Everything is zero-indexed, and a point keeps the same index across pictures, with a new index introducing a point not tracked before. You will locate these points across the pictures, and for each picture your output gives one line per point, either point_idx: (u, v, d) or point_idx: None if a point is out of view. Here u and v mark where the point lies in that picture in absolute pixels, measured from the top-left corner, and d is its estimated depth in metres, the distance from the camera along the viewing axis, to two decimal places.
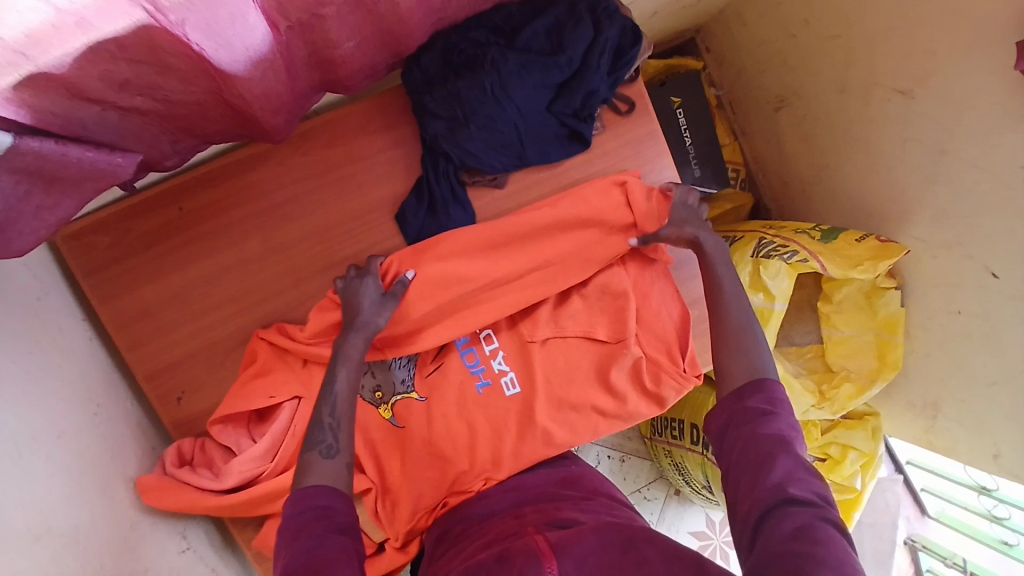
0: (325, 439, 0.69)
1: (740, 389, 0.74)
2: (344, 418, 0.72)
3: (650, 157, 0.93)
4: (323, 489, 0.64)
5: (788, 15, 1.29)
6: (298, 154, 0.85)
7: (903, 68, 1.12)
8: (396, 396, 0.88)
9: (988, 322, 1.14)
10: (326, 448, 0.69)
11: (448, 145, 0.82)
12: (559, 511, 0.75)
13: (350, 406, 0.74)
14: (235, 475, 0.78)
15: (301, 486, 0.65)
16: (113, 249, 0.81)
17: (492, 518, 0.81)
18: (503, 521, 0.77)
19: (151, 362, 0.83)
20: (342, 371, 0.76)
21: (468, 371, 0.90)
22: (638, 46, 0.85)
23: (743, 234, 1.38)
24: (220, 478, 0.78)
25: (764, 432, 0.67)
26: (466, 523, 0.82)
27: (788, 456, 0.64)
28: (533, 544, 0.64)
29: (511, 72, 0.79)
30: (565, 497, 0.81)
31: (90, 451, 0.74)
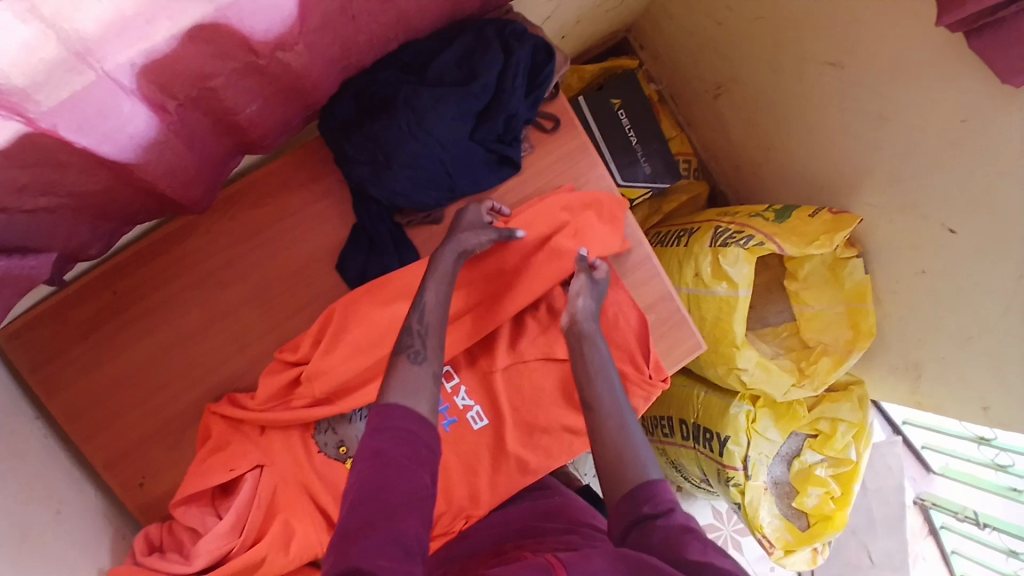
0: (412, 345, 0.69)
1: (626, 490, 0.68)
2: (431, 327, 0.71)
3: (583, 170, 0.93)
4: (405, 406, 0.61)
5: (710, 2, 1.30)
6: (226, 219, 0.84)
7: (828, 41, 1.12)
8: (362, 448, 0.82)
9: (953, 277, 1.14)
10: (414, 354, 0.68)
11: (375, 189, 0.82)
12: (537, 545, 0.74)
13: (438, 318, 0.73)
14: (203, 556, 0.75)
15: (382, 398, 0.63)
16: (54, 340, 0.81)
17: (473, 556, 0.80)
18: (484, 557, 0.76)
19: (109, 450, 0.82)
20: (432, 284, 0.76)
21: None
22: (551, 63, 0.85)
23: (700, 225, 1.38)
24: (187, 560, 0.75)
25: (663, 529, 0.62)
26: (448, 565, 0.81)
27: (696, 540, 0.61)
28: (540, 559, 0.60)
29: (427, 107, 0.78)
30: (546, 531, 0.79)
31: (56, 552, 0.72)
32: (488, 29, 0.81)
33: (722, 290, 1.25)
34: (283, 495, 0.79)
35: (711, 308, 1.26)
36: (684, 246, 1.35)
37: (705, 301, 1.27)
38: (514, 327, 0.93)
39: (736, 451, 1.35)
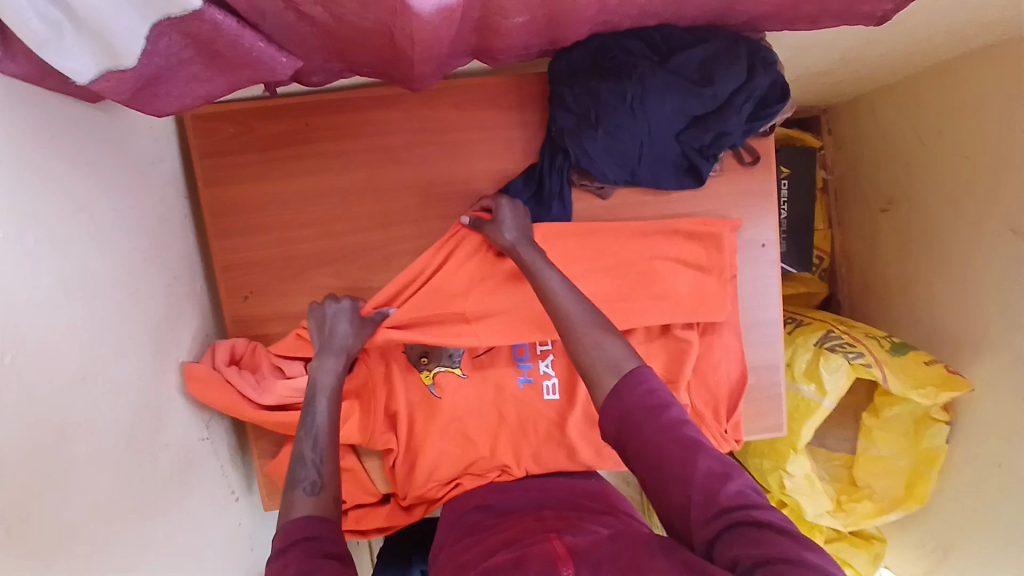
0: (308, 476, 0.69)
1: (615, 389, 0.69)
2: (326, 454, 0.72)
3: (756, 216, 0.93)
4: (312, 519, 0.64)
5: (926, 121, 1.24)
6: (427, 106, 0.86)
7: (1021, 210, 1.06)
8: (439, 366, 0.88)
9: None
10: (310, 484, 0.68)
11: (570, 142, 0.83)
12: (582, 522, 0.74)
13: (331, 437, 0.74)
14: (275, 395, 0.83)
15: (287, 518, 0.64)
16: (237, 141, 0.85)
17: (511, 515, 0.80)
18: (523, 521, 0.76)
19: (233, 256, 0.87)
20: (320, 404, 0.77)
21: (515, 364, 0.91)
22: (782, 104, 0.83)
23: (811, 320, 1.35)
24: (260, 391, 0.83)
25: (674, 436, 0.63)
26: (484, 514, 0.82)
27: (708, 456, 0.62)
28: (552, 546, 0.62)
29: (656, 90, 0.79)
30: (585, 506, 0.80)
31: (153, 319, 0.76)
32: (743, 44, 0.79)
33: (808, 391, 1.23)
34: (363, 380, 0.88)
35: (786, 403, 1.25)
36: (786, 333, 1.34)
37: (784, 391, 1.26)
38: None
39: None
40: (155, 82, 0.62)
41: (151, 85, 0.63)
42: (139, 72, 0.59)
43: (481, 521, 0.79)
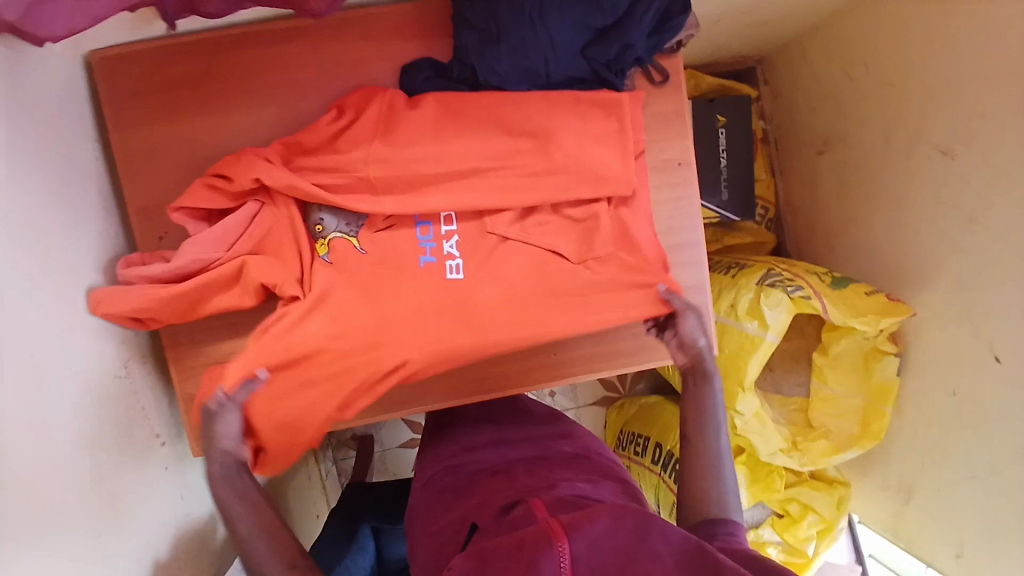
0: (253, 552, 0.72)
1: (710, 521, 0.72)
2: (243, 512, 0.74)
3: (673, 137, 0.93)
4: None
5: (850, 55, 1.26)
6: (336, 41, 0.87)
7: (948, 127, 1.08)
8: (334, 233, 0.87)
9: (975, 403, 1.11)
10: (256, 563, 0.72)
11: (475, 59, 0.83)
12: (549, 471, 0.78)
13: (256, 494, 0.76)
14: (187, 259, 0.83)
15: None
16: (145, 79, 0.85)
17: (480, 471, 0.83)
18: (494, 478, 0.79)
19: (149, 196, 0.87)
20: (216, 467, 0.77)
21: (418, 243, 0.88)
22: (685, 16, 0.84)
23: (754, 263, 1.35)
24: (167, 265, 0.83)
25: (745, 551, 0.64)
26: (458, 474, 0.85)
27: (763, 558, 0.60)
28: (544, 523, 0.58)
29: (554, 4, 0.80)
30: (554, 456, 0.84)
31: (57, 258, 0.75)
32: None
33: (751, 327, 1.23)
34: (274, 238, 0.86)
35: (732, 342, 1.25)
36: (731, 276, 1.33)
37: (730, 333, 1.26)
38: None
39: None
40: (42, 0, 0.63)
41: (41, 1, 0.63)
42: None
43: (457, 485, 0.83)
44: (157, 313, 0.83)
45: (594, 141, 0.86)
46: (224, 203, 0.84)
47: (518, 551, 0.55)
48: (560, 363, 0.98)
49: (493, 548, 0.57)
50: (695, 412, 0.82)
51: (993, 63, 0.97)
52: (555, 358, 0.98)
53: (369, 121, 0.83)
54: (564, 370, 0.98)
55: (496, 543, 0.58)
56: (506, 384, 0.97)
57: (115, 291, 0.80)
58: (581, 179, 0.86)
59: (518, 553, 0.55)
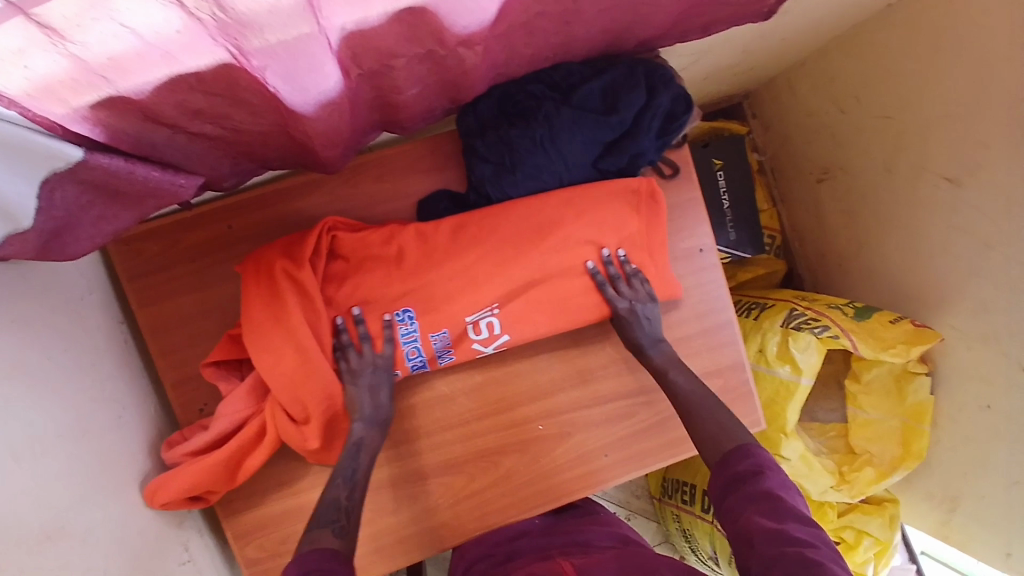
0: (336, 520, 0.72)
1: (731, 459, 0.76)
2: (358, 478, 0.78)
3: (690, 223, 0.94)
4: (323, 553, 0.66)
5: (839, 90, 1.28)
6: (347, 185, 0.86)
7: (953, 156, 1.09)
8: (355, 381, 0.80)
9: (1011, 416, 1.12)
10: (337, 528, 0.71)
11: (492, 190, 0.83)
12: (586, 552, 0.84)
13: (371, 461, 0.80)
14: (225, 421, 0.82)
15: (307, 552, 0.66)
16: (163, 254, 0.84)
17: (523, 556, 0.87)
18: (533, 558, 0.85)
19: (182, 370, 0.85)
20: (360, 458, 0.79)
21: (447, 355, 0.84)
22: (689, 114, 0.85)
23: (775, 301, 1.36)
24: (207, 432, 0.82)
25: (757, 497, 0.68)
26: (500, 558, 0.89)
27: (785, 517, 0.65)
28: (560, 566, 0.78)
29: (564, 127, 0.80)
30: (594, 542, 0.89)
31: (109, 460, 0.75)
32: (640, 66, 0.82)
33: (784, 373, 1.23)
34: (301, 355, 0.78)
35: (768, 389, 1.25)
36: (754, 319, 1.35)
37: (764, 379, 1.27)
38: (581, 355, 0.94)
39: None
40: (60, 233, 0.60)
41: (58, 235, 0.61)
42: (39, 228, 0.57)
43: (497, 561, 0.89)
44: (206, 485, 0.81)
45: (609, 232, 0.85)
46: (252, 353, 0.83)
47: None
48: (610, 467, 0.95)
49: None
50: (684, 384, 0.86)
51: (988, 94, 0.99)
52: (608, 463, 0.94)
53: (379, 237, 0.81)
54: (617, 473, 0.95)
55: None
56: (564, 496, 0.93)
57: (165, 477, 0.79)
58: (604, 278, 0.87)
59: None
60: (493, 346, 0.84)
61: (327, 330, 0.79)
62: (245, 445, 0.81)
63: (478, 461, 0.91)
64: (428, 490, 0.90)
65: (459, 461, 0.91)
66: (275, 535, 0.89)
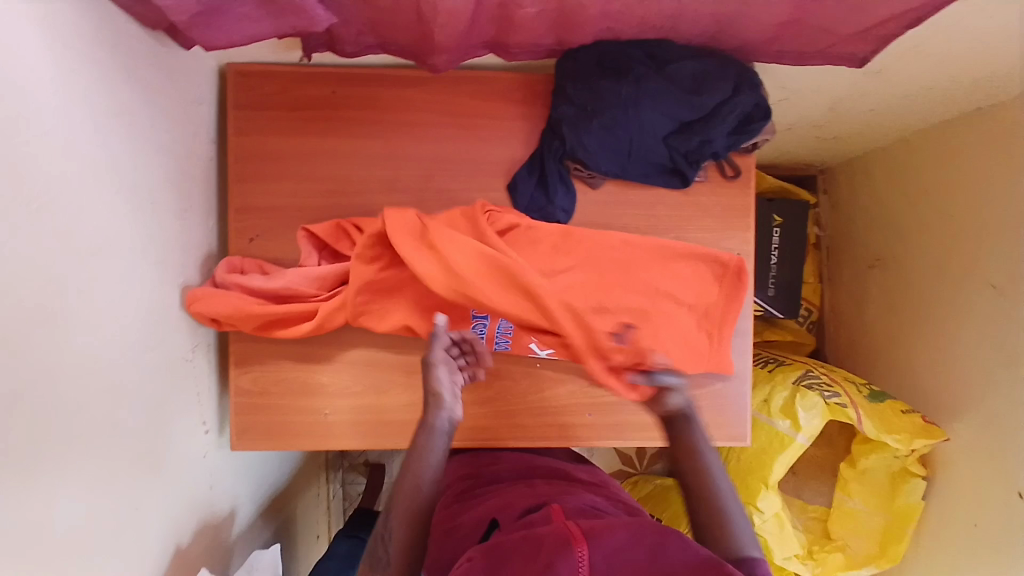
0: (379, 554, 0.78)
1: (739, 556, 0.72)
2: (399, 515, 0.78)
3: (737, 227, 0.98)
4: None
5: (911, 185, 1.32)
6: (444, 89, 0.95)
7: (1000, 265, 1.11)
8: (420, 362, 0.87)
9: (987, 537, 1.11)
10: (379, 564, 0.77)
11: (568, 130, 0.91)
12: (573, 489, 0.84)
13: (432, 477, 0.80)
14: (283, 282, 0.87)
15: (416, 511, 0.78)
16: (268, 97, 0.93)
17: (503, 482, 0.91)
18: (516, 487, 0.87)
19: (247, 199, 0.93)
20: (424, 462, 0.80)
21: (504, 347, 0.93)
22: (764, 123, 0.92)
23: (792, 362, 1.37)
24: (263, 280, 0.87)
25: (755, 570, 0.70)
26: (480, 482, 0.93)
27: None
28: (563, 527, 0.64)
29: (650, 92, 0.87)
30: (576, 479, 0.91)
31: (161, 238, 0.82)
32: (733, 66, 0.89)
33: (783, 426, 1.23)
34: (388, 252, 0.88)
35: (761, 437, 1.24)
36: (768, 371, 1.35)
37: (760, 427, 1.26)
38: None
39: None
40: (212, 14, 0.70)
41: (209, 17, 0.71)
42: None
43: (472, 491, 0.91)
44: (236, 321, 0.86)
45: (679, 258, 0.93)
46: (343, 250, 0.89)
47: (539, 555, 0.60)
48: (591, 427, 0.98)
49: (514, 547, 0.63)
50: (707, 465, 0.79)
51: None
52: (591, 423, 0.98)
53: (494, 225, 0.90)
54: (596, 436, 0.98)
55: (515, 542, 0.64)
56: (540, 438, 0.97)
57: (209, 293, 0.85)
58: (663, 273, 0.92)
59: (537, 556, 0.61)
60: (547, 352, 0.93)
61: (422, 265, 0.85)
62: (287, 315, 0.87)
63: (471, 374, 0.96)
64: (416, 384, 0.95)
65: None
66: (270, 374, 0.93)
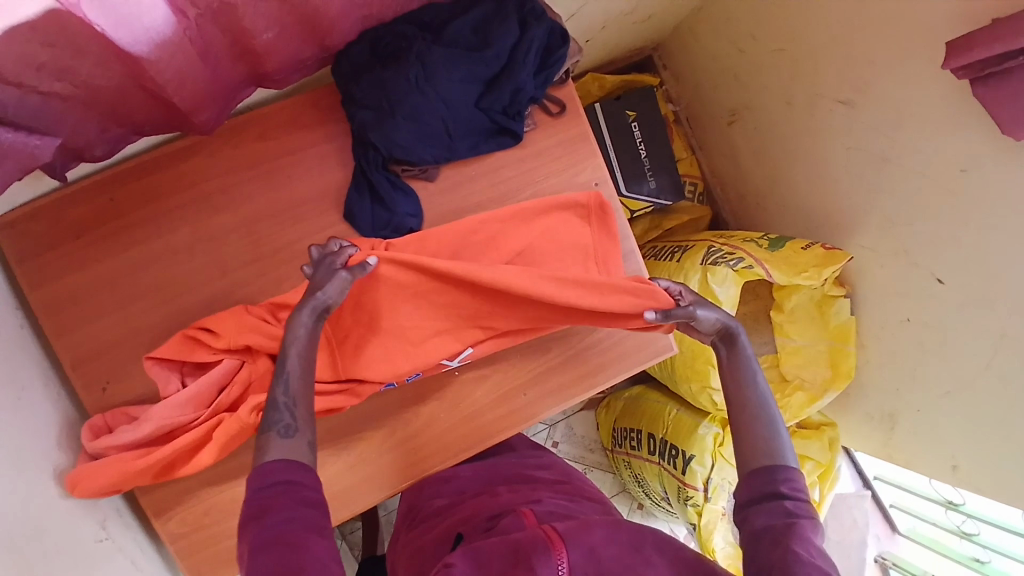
0: (282, 419, 0.68)
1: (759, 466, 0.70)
2: (299, 397, 0.70)
3: (584, 156, 0.96)
4: (292, 464, 0.63)
5: (735, 29, 1.31)
6: (230, 146, 0.86)
7: (841, 77, 1.13)
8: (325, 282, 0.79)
9: (918, 326, 1.16)
10: (283, 427, 0.67)
11: (375, 135, 0.84)
12: (533, 492, 0.85)
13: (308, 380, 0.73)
14: (157, 422, 0.80)
15: (260, 462, 0.63)
16: (48, 234, 0.83)
17: (462, 499, 0.89)
18: (478, 499, 0.86)
19: (79, 349, 0.84)
20: (292, 353, 0.73)
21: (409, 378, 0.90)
22: (565, 47, 0.88)
23: (695, 243, 1.39)
24: (136, 429, 0.80)
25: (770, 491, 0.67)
26: (435, 506, 0.91)
27: (779, 510, 0.65)
28: (540, 531, 0.65)
29: (437, 64, 0.81)
30: (540, 480, 0.91)
31: (22, 437, 0.73)
32: (508, 3, 0.84)
33: None
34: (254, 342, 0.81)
35: None
36: (677, 261, 1.36)
37: None
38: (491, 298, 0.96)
39: (699, 471, 1.27)
40: None
41: None
42: None
43: (438, 508, 0.90)
44: (131, 481, 0.79)
45: (539, 215, 0.91)
46: (205, 359, 0.82)
47: (516, 561, 0.62)
48: (532, 404, 0.96)
49: (493, 552, 0.65)
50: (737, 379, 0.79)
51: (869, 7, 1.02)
52: (531, 400, 0.96)
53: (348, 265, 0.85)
54: (540, 409, 0.96)
55: (494, 547, 0.65)
56: (487, 438, 0.94)
57: (88, 468, 0.77)
58: (532, 236, 0.90)
59: (516, 560, 0.62)
60: (458, 360, 0.90)
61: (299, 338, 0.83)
62: (176, 451, 0.80)
63: (394, 410, 0.92)
64: (346, 445, 0.91)
65: (375, 413, 0.92)
66: (195, 507, 0.87)
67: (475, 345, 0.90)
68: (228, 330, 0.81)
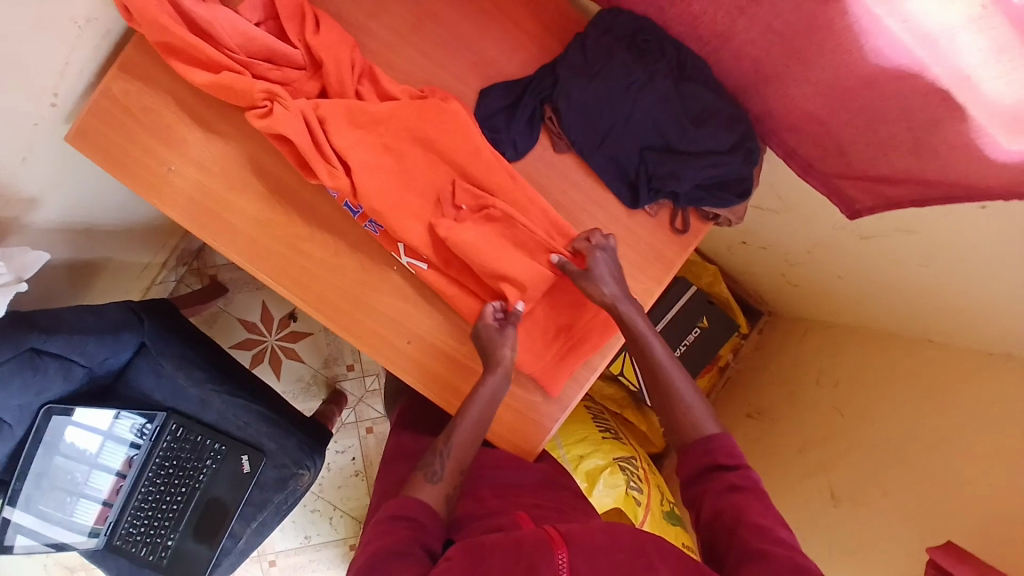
0: (433, 464, 0.80)
1: (713, 452, 0.77)
2: (455, 449, 0.81)
3: (652, 277, 0.92)
4: (425, 508, 0.75)
5: (825, 366, 1.26)
6: None
7: (851, 483, 1.07)
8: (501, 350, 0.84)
9: None
10: (431, 473, 0.79)
11: (565, 75, 0.88)
12: (520, 497, 0.84)
13: (486, 415, 0.83)
14: (210, 17, 0.78)
15: (408, 496, 0.76)
16: None
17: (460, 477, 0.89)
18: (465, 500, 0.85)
19: None
20: (479, 402, 0.83)
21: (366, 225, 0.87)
22: (736, 199, 0.87)
23: (626, 441, 1.33)
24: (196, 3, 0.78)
25: (732, 479, 0.74)
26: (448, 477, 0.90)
27: (753, 501, 0.71)
28: (542, 533, 0.66)
29: (654, 91, 0.86)
30: (528, 482, 0.88)
31: None
32: (741, 126, 0.86)
33: None
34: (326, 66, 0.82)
35: None
36: (601, 436, 1.29)
37: None
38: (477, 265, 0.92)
39: None
40: None
41: None
42: None
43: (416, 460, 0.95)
44: (143, 21, 0.77)
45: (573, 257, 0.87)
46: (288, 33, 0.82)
47: (518, 560, 0.63)
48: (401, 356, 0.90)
49: (491, 546, 0.66)
50: (680, 386, 0.83)
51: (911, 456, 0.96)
52: (403, 351, 0.90)
53: (432, 114, 0.84)
54: (399, 366, 0.90)
55: (493, 541, 0.66)
56: (345, 329, 0.89)
57: None
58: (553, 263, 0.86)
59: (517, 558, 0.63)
60: (407, 260, 0.87)
61: (347, 104, 0.82)
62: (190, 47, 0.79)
63: (328, 230, 0.88)
64: (273, 204, 0.87)
65: (314, 213, 0.88)
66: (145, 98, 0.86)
67: (429, 266, 0.87)
68: (326, 40, 0.82)
